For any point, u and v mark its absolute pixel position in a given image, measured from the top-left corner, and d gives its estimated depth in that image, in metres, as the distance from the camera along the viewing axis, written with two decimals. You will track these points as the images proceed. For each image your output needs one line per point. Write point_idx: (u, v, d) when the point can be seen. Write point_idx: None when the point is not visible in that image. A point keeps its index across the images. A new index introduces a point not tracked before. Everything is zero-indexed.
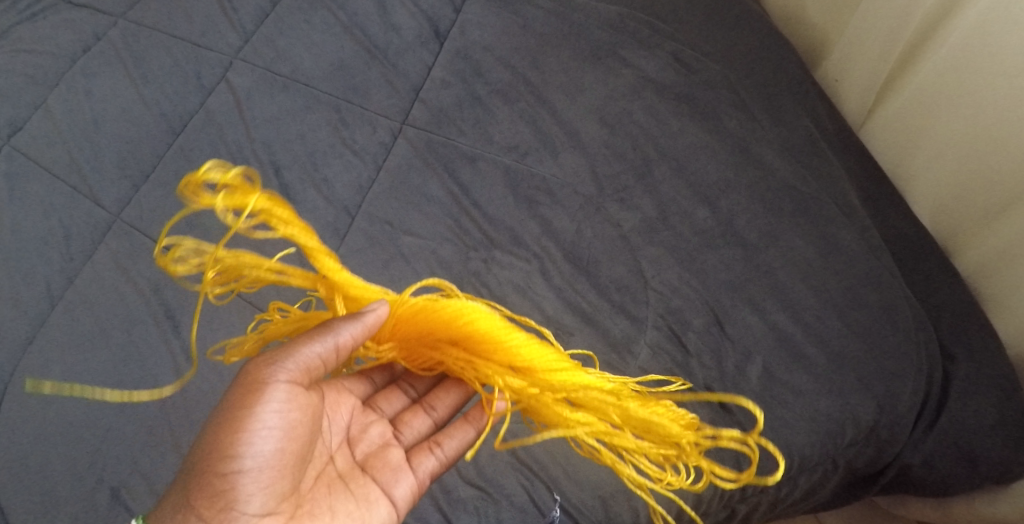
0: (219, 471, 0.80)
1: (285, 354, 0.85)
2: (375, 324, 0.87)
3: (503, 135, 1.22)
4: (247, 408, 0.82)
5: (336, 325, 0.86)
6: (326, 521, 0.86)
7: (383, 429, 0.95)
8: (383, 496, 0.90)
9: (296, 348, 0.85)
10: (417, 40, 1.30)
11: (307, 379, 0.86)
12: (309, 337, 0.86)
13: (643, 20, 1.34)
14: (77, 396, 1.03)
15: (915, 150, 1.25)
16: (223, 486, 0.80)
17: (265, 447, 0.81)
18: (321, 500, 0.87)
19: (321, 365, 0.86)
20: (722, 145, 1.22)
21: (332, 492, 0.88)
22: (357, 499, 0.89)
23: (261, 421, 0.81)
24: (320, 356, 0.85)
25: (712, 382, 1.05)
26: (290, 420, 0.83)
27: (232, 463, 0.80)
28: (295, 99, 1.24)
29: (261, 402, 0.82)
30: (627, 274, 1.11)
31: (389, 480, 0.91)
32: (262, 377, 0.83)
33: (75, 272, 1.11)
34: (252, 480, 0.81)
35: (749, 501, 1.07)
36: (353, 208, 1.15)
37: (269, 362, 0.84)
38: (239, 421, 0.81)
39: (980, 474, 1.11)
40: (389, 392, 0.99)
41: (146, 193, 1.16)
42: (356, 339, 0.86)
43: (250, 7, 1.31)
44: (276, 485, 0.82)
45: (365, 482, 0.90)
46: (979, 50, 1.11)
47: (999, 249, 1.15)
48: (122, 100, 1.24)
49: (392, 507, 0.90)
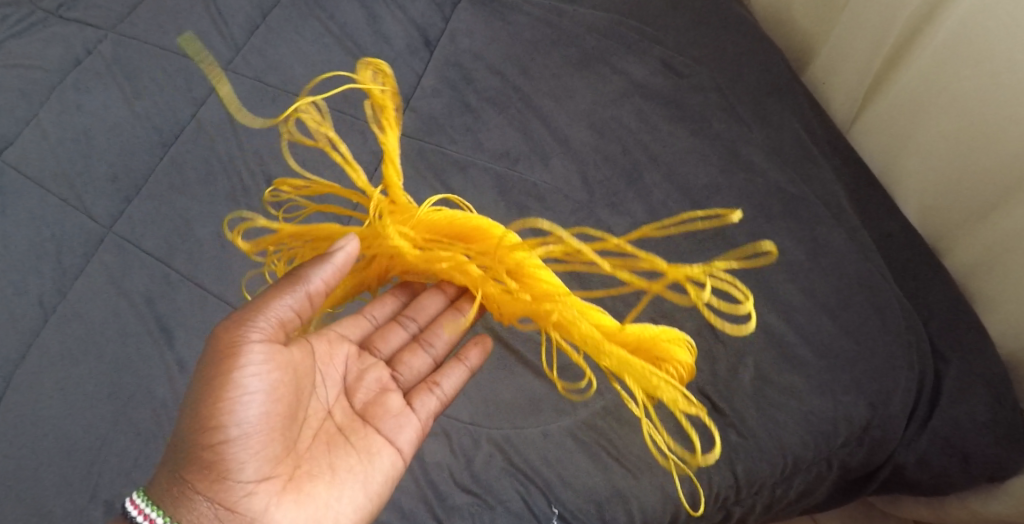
0: (208, 442, 0.80)
1: (256, 311, 0.84)
2: (345, 264, 0.86)
3: (493, 142, 1.22)
4: (226, 377, 0.81)
5: (305, 273, 0.85)
6: (328, 478, 0.86)
7: (379, 375, 0.96)
8: (385, 445, 0.91)
9: (266, 306, 0.84)
10: (407, 49, 1.31)
11: (283, 333, 0.85)
12: (278, 290, 0.85)
13: (631, 25, 1.35)
14: (71, 409, 1.04)
15: (903, 151, 1.26)
16: (214, 457, 0.80)
17: (250, 414, 0.81)
18: (320, 457, 0.87)
19: (296, 317, 0.85)
20: (711, 148, 1.22)
21: (331, 447, 0.89)
22: (358, 452, 0.89)
23: (242, 387, 0.81)
24: (292, 308, 0.84)
25: (705, 385, 1.06)
26: (272, 381, 0.82)
27: (218, 432, 0.80)
28: (286, 110, 1.24)
29: (239, 369, 0.81)
30: (619, 277, 1.11)
31: (390, 428, 0.92)
32: (236, 342, 0.82)
33: (69, 286, 1.11)
34: (242, 446, 0.80)
35: (744, 503, 1.06)
36: (345, 217, 1.16)
37: (242, 326, 0.83)
38: (219, 388, 0.81)
39: (975, 472, 1.11)
40: (385, 331, 0.99)
41: (138, 206, 1.16)
42: (328, 284, 0.85)
43: (240, 19, 1.32)
44: (268, 448, 0.82)
45: (366, 434, 0.91)
46: (964, 49, 1.12)
47: (987, 248, 1.16)
48: (114, 114, 1.24)
49: (396, 454, 0.91)
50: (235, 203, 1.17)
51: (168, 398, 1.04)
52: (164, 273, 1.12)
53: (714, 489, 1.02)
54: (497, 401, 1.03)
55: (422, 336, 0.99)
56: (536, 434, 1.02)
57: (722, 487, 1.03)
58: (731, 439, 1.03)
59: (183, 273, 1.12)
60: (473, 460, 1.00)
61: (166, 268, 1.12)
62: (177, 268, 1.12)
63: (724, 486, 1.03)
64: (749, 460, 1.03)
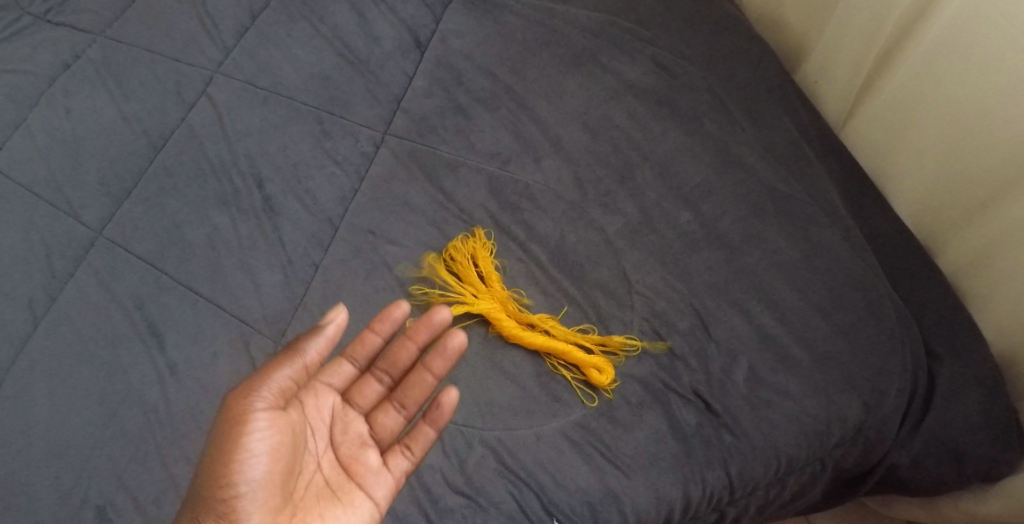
0: (218, 499, 0.82)
1: (260, 382, 0.86)
2: (336, 336, 0.90)
3: (485, 143, 1.22)
4: (234, 441, 0.83)
5: (303, 346, 0.89)
6: None
7: (361, 429, 0.95)
8: (367, 501, 0.91)
9: (268, 376, 0.86)
10: (397, 50, 1.30)
11: (283, 401, 0.87)
12: (278, 363, 0.87)
13: (623, 25, 1.34)
14: (61, 414, 1.03)
15: (896, 149, 1.25)
16: (220, 513, 0.82)
17: (256, 475, 0.83)
18: (310, 511, 0.88)
19: (294, 386, 0.88)
20: (704, 147, 1.22)
21: (320, 501, 0.89)
22: (341, 509, 0.89)
23: (249, 450, 0.83)
24: (291, 378, 0.87)
25: (698, 384, 1.05)
26: (274, 444, 0.85)
27: (230, 489, 0.82)
28: (277, 112, 1.24)
29: (245, 435, 0.83)
30: (611, 277, 1.11)
31: (371, 484, 0.92)
32: (241, 409, 0.84)
33: (58, 290, 1.11)
34: (251, 503, 0.82)
35: (738, 503, 1.06)
36: (337, 219, 1.15)
37: (247, 393, 0.85)
38: (229, 452, 0.83)
39: (968, 473, 1.11)
40: (363, 385, 0.97)
41: (129, 210, 1.16)
42: (322, 355, 0.90)
43: (230, 22, 1.32)
44: (268, 505, 0.84)
45: (349, 489, 0.91)
46: (956, 47, 1.12)
47: (981, 246, 1.16)
48: (103, 117, 1.24)
49: (376, 510, 0.91)
50: (226, 206, 1.17)
51: (159, 403, 1.03)
52: (154, 277, 1.11)
53: (708, 489, 1.02)
54: (490, 402, 1.03)
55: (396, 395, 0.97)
56: (529, 436, 1.01)
57: (715, 488, 1.02)
58: (724, 440, 1.03)
59: (173, 276, 1.11)
60: (466, 462, 0.99)
61: (157, 272, 1.12)
62: (168, 271, 1.12)
63: (718, 487, 1.02)
64: (742, 460, 1.03)
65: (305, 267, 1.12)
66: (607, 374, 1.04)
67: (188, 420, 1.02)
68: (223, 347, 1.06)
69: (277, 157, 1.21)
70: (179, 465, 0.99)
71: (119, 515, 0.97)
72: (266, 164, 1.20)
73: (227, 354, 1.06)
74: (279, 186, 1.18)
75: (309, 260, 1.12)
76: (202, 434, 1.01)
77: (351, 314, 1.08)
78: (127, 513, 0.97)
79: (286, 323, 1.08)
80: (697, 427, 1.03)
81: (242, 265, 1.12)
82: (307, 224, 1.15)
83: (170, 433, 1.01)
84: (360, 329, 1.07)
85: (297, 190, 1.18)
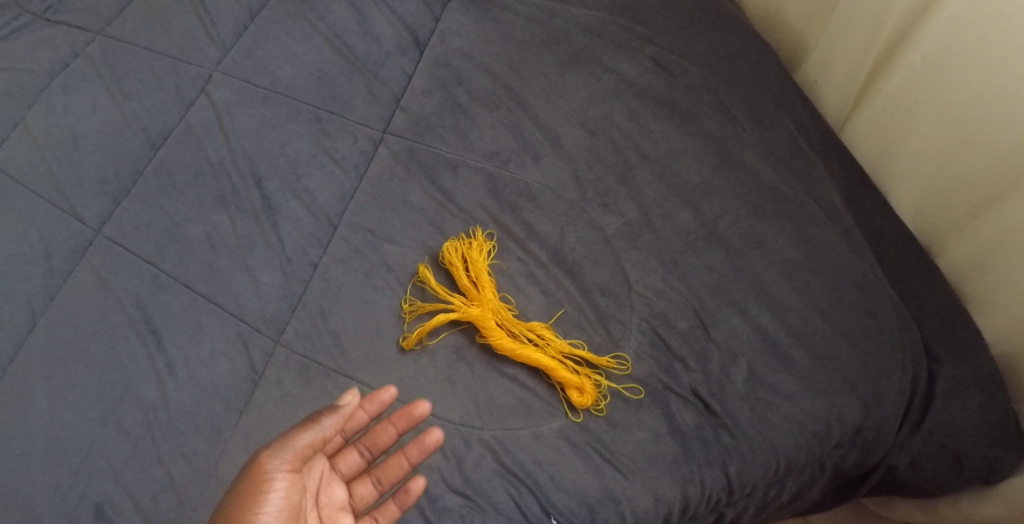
0: None
1: (281, 444, 0.85)
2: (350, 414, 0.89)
3: (485, 142, 1.22)
4: (253, 496, 0.83)
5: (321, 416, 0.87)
6: None
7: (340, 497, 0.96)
8: None
9: (290, 439, 0.85)
10: (397, 49, 1.30)
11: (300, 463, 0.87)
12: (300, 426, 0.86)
13: (622, 24, 1.34)
14: (58, 412, 1.03)
15: (897, 150, 1.25)
16: None
17: None
18: None
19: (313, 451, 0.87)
20: (704, 147, 1.22)
21: None
22: None
23: (268, 503, 0.84)
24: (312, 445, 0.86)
25: (698, 385, 1.05)
26: (291, 503, 0.85)
27: None
28: (276, 111, 1.24)
29: (263, 493, 0.84)
30: (610, 277, 1.11)
31: None
32: (263, 468, 0.84)
33: (57, 288, 1.11)
34: None
35: (737, 504, 1.06)
36: (336, 218, 1.15)
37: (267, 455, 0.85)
38: (248, 507, 0.83)
39: (968, 474, 1.11)
40: (347, 453, 0.99)
41: (127, 208, 1.16)
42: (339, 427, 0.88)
43: (229, 20, 1.32)
44: None
45: None
46: (956, 49, 1.11)
47: (981, 247, 1.15)
48: (101, 116, 1.24)
49: None
50: (225, 204, 1.17)
51: (157, 402, 1.03)
52: (153, 275, 1.11)
53: (707, 490, 1.01)
54: (489, 403, 1.03)
55: (375, 468, 0.98)
56: (527, 437, 1.01)
57: (714, 489, 1.02)
58: (724, 441, 1.03)
59: (172, 275, 1.11)
60: (464, 462, 0.99)
61: (156, 270, 1.12)
62: (167, 270, 1.12)
63: (717, 488, 1.02)
64: (742, 461, 1.02)
65: (304, 266, 1.12)
66: (590, 394, 1.02)
67: (186, 419, 1.02)
68: (221, 346, 1.06)
69: (277, 156, 1.20)
70: (177, 463, 0.99)
71: (117, 514, 0.97)
72: (265, 163, 1.20)
73: (226, 353, 1.06)
74: (278, 185, 1.18)
75: (308, 259, 1.12)
76: (200, 433, 1.01)
77: (350, 313, 1.08)
78: (125, 512, 0.97)
79: (285, 322, 1.08)
80: (696, 428, 1.03)
81: (241, 264, 1.12)
82: (306, 223, 1.15)
83: (168, 432, 1.01)
84: (359, 328, 1.07)
85: (296, 189, 1.18)
